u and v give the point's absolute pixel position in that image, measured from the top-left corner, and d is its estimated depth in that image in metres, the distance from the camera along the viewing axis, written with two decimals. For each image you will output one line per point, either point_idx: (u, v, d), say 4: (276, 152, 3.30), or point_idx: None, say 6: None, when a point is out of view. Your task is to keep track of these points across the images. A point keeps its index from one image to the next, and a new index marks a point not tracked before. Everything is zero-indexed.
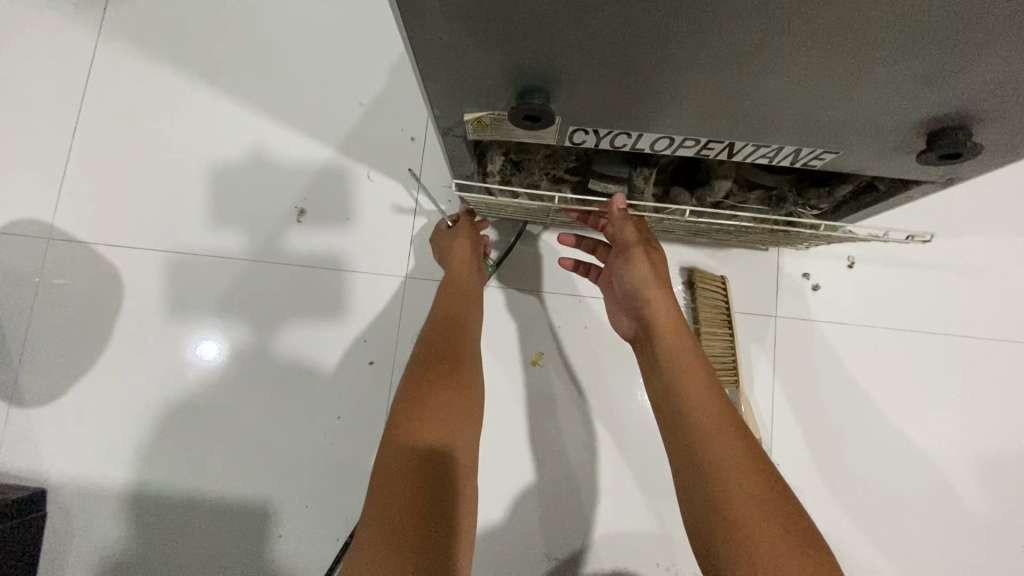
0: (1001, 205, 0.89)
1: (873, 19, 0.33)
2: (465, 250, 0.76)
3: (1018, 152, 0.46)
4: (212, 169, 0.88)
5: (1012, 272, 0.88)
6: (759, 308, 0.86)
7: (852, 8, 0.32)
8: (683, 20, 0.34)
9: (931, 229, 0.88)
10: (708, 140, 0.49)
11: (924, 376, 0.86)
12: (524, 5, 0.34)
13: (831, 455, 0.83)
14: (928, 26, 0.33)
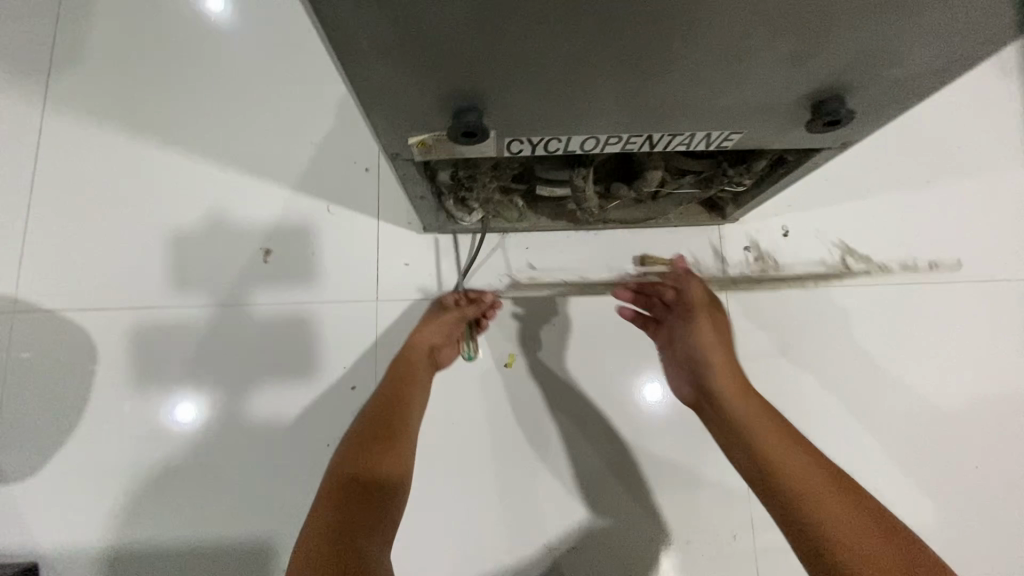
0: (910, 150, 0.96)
1: (734, 20, 0.38)
2: (419, 335, 0.79)
3: (894, 112, 0.52)
4: (177, 224, 0.92)
5: (938, 214, 0.94)
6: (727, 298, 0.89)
7: (715, 15, 0.37)
8: (578, 36, 0.39)
9: (855, 187, 0.94)
10: (629, 135, 0.55)
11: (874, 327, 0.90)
12: (441, 39, 0.39)
13: (800, 412, 0.87)
14: (783, 18, 0.38)
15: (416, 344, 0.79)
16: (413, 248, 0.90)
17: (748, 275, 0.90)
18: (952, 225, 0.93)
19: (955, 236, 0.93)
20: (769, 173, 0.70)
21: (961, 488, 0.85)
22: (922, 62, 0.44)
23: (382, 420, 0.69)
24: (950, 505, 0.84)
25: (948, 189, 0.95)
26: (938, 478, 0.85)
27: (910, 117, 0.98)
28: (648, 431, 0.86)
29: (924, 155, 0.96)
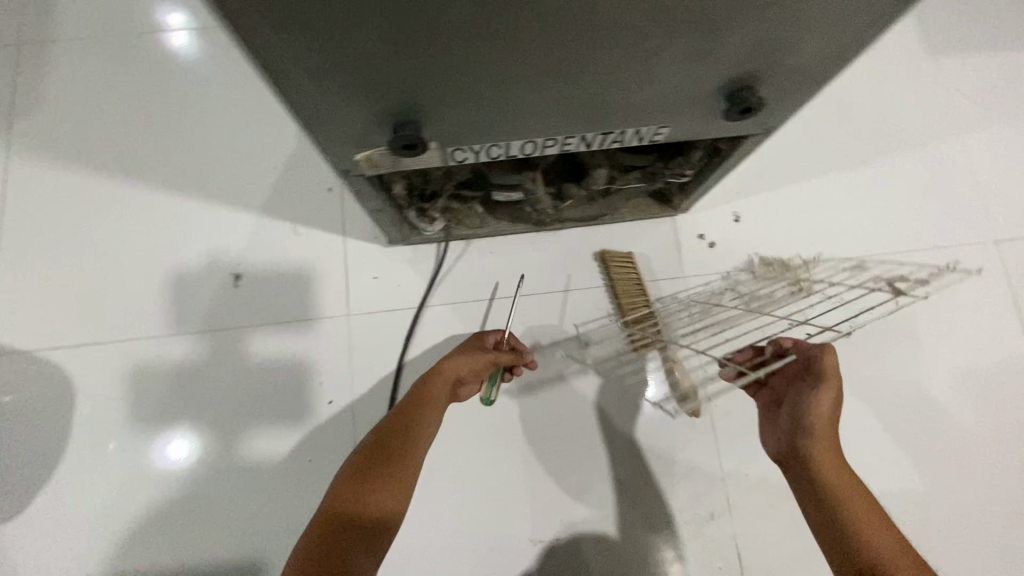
0: (849, 132, 1.00)
1: (629, 24, 0.42)
2: (456, 360, 0.74)
3: (804, 97, 0.56)
4: (148, 256, 0.94)
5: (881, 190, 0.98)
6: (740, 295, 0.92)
7: (610, 20, 0.41)
8: (490, 48, 0.43)
9: (802, 170, 0.98)
10: (563, 137, 0.58)
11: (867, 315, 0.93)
12: (364, 59, 0.42)
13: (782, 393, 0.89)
14: (674, 20, 0.42)
15: (450, 368, 0.73)
16: (381, 260, 0.92)
17: (704, 264, 0.93)
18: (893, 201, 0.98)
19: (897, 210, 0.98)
20: (706, 164, 0.74)
21: (922, 449, 0.89)
22: (815, 54, 0.48)
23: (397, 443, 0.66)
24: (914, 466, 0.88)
25: (886, 166, 0.99)
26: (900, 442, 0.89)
27: (850, 99, 1.02)
28: (622, 420, 0.88)
29: (862, 135, 1.00)
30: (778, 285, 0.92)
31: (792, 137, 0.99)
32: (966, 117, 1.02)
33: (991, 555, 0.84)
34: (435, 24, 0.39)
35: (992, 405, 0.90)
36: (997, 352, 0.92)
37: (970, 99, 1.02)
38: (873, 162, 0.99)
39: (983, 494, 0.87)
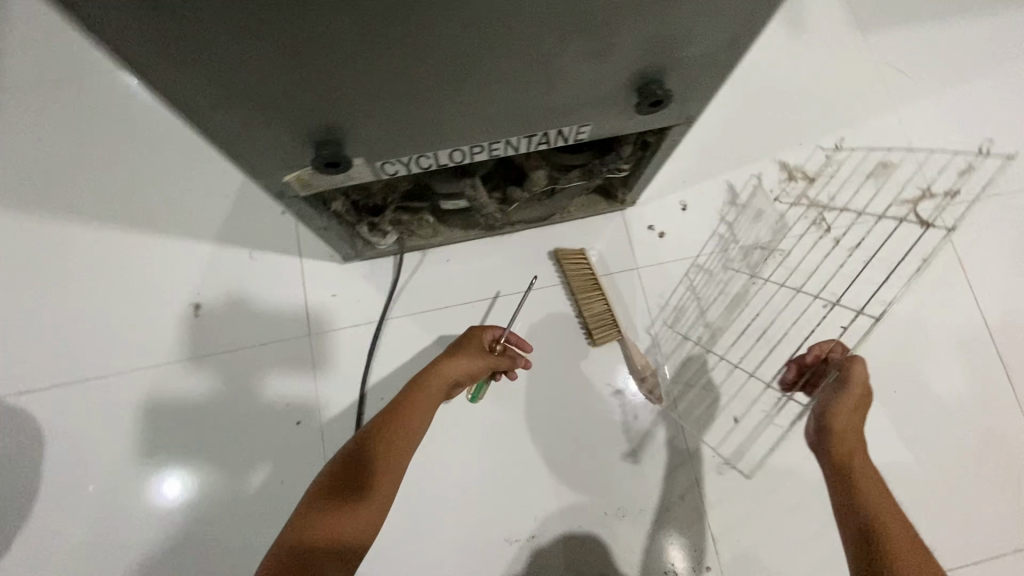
0: (787, 110, 1.03)
1: (515, 32, 0.43)
2: (462, 362, 0.77)
3: (713, 86, 0.58)
4: (111, 292, 0.94)
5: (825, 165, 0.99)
6: (755, 266, 0.94)
7: (496, 28, 0.43)
8: (387, 64, 0.44)
9: (746, 154, 1.00)
10: (487, 143, 0.60)
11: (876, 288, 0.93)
12: (266, 84, 0.44)
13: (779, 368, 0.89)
14: (559, 24, 0.44)
15: (455, 367, 0.77)
16: (338, 277, 0.93)
17: (655, 254, 0.96)
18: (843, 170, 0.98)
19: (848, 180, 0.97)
20: (641, 156, 0.77)
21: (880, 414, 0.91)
22: (709, 45, 0.50)
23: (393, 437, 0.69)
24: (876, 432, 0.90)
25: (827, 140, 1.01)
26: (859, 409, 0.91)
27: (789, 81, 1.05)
28: (587, 412, 0.90)
29: (802, 114, 1.02)
30: (798, 253, 0.94)
31: (731, 122, 1.02)
32: (897, 88, 1.04)
33: (952, 510, 0.87)
34: (324, 45, 0.41)
35: (942, 366, 0.93)
36: (944, 313, 0.95)
37: (899, 70, 1.05)
38: (816, 139, 1.01)
39: (939, 452, 0.90)
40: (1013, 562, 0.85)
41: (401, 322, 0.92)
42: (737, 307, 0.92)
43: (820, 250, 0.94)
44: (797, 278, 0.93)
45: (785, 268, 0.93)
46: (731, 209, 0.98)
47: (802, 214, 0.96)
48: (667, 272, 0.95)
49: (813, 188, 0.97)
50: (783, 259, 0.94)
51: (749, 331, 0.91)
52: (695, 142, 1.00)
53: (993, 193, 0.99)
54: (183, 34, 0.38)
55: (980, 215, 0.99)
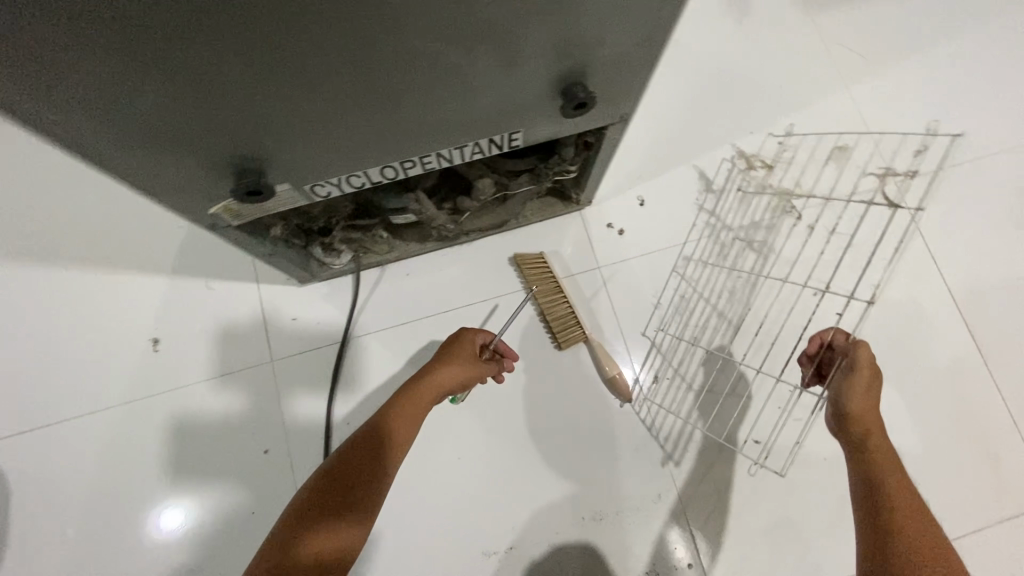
0: (740, 98, 1.02)
1: (414, 46, 0.43)
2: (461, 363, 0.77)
3: (640, 85, 0.57)
4: (57, 333, 0.90)
5: (780, 149, 0.99)
6: (738, 257, 0.93)
7: (392, 45, 0.42)
8: (288, 86, 0.44)
9: (700, 144, 0.99)
10: (418, 158, 0.59)
11: (869, 270, 0.93)
12: (166, 114, 0.44)
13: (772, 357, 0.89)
14: (460, 38, 0.43)
15: (456, 368, 0.76)
16: (297, 301, 0.92)
17: (615, 252, 0.95)
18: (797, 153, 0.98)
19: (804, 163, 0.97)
20: (587, 157, 0.76)
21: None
22: (622, 43, 0.49)
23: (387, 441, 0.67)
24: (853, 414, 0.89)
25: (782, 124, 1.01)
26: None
27: (738, 68, 1.04)
28: (558, 417, 0.89)
29: (754, 99, 1.02)
30: (777, 242, 0.93)
31: (684, 113, 1.01)
32: (847, 67, 1.04)
33: (935, 488, 0.85)
34: (212, 66, 0.40)
35: (914, 342, 0.92)
36: (910, 289, 0.94)
37: (847, 49, 1.05)
38: (769, 124, 1.00)
39: (916, 429, 0.89)
40: (998, 534, 0.84)
41: (363, 342, 0.90)
42: (729, 299, 0.92)
43: (803, 236, 0.93)
44: (780, 267, 0.92)
45: (787, 262, 0.93)
46: (712, 197, 0.97)
47: (773, 203, 0.95)
48: (629, 270, 0.94)
49: (781, 176, 0.96)
50: (770, 248, 0.93)
51: (744, 323, 0.91)
52: (649, 137, 1.00)
53: (951, 164, 0.98)
54: (62, 66, 0.37)
55: (940, 187, 0.98)
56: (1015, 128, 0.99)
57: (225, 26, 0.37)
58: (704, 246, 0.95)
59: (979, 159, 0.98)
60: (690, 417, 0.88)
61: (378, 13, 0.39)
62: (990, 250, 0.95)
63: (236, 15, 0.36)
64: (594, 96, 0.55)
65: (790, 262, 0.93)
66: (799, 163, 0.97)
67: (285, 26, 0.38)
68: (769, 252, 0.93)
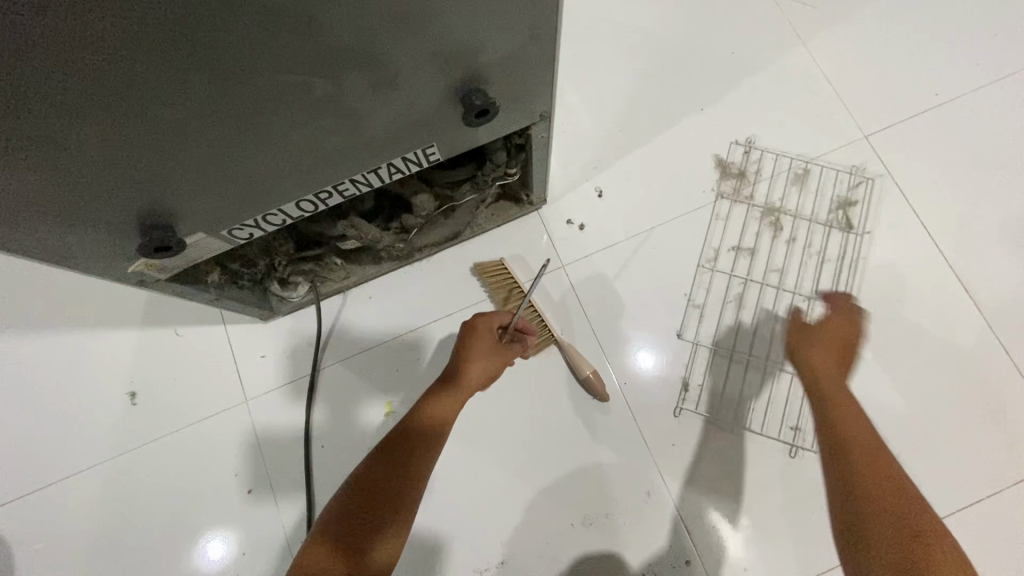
0: (692, 71, 0.97)
1: (275, 85, 0.41)
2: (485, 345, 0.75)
3: (546, 79, 0.54)
4: (31, 398, 0.90)
5: (739, 119, 0.95)
6: (731, 274, 0.89)
7: (253, 88, 0.41)
8: (162, 144, 0.43)
9: (657, 124, 0.96)
10: (332, 186, 0.58)
11: (869, 237, 0.89)
12: (45, 194, 0.43)
13: (777, 369, 0.86)
14: (320, 69, 0.41)
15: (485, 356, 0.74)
16: (266, 339, 0.92)
17: (578, 249, 0.92)
18: (772, 151, 0.93)
19: (763, 132, 0.94)
20: (524, 158, 0.73)
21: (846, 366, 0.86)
22: (508, 43, 0.47)
23: (421, 439, 0.66)
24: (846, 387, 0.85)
25: (739, 92, 0.96)
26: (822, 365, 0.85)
27: (691, 37, 0.99)
28: (536, 424, 0.86)
29: (709, 70, 0.97)
30: (769, 251, 0.89)
31: (638, 94, 0.97)
32: (802, 21, 0.99)
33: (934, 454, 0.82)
34: (66, 139, 0.39)
35: (907, 302, 0.87)
36: (896, 248, 0.89)
37: (799, 4, 1.00)
38: (726, 94, 0.96)
39: (914, 394, 0.84)
40: (1014, 496, 0.79)
41: (361, 356, 0.90)
42: (730, 287, 0.89)
43: (799, 231, 0.89)
44: (774, 275, 0.88)
45: (808, 243, 0.89)
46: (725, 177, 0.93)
47: (756, 214, 0.91)
48: (592, 264, 0.91)
49: (757, 191, 0.92)
50: (764, 243, 0.90)
51: (751, 334, 0.87)
52: (601, 125, 0.96)
53: (925, 108, 0.93)
54: None
55: (916, 135, 0.92)
56: (988, 62, 0.93)
57: (62, 101, 0.36)
58: (683, 232, 0.92)
59: (955, 101, 0.93)
60: (706, 412, 0.85)
61: (219, 62, 0.37)
62: (976, 195, 0.89)
63: (67, 87, 0.35)
64: (497, 103, 0.53)
65: (810, 243, 0.89)
66: (777, 171, 0.92)
67: (124, 89, 0.37)
68: (791, 233, 0.89)
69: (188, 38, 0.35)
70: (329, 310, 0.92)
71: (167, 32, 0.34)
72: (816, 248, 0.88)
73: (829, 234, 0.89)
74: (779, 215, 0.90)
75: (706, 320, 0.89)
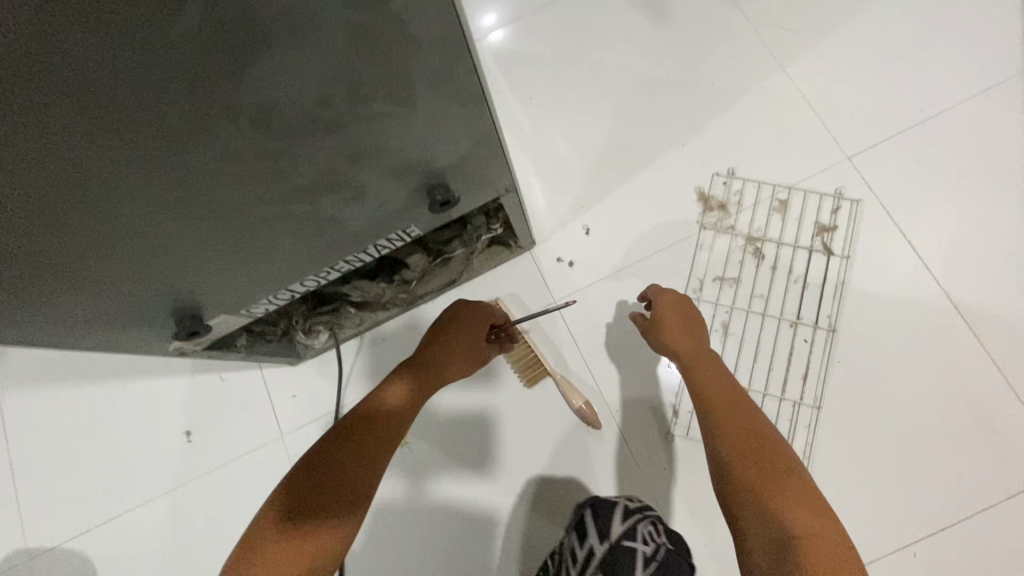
0: (671, 103, 1.01)
1: (266, 214, 0.50)
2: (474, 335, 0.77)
3: (502, 166, 0.62)
4: (106, 439, 1.05)
5: (722, 149, 0.98)
6: (716, 303, 0.93)
7: (248, 219, 0.50)
8: (184, 264, 0.53)
9: (640, 158, 1.00)
10: (328, 267, 0.67)
11: (852, 259, 0.91)
12: (100, 309, 0.54)
13: (762, 393, 0.89)
14: (300, 199, 0.50)
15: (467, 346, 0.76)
16: (294, 380, 1.03)
17: (568, 284, 0.98)
18: (751, 180, 0.96)
19: (745, 160, 0.97)
20: (504, 216, 0.82)
21: (832, 387, 0.88)
22: (457, 151, 0.54)
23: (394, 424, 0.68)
24: (836, 407, 0.87)
25: (720, 121, 0.99)
26: (808, 387, 0.88)
27: (672, 69, 1.02)
28: (536, 450, 0.94)
29: (690, 101, 1.01)
30: (752, 279, 0.93)
31: (621, 130, 1.01)
32: (782, 45, 1.00)
33: (925, 472, 0.84)
34: (103, 274, 0.49)
35: (895, 321, 0.89)
36: (881, 267, 0.91)
37: (778, 28, 1.01)
38: (708, 124, 1.00)
39: (903, 413, 0.86)
40: (1002, 511, 0.81)
41: None
42: (715, 316, 0.93)
43: (780, 258, 0.93)
44: (757, 302, 0.92)
45: (789, 268, 0.92)
46: (708, 206, 0.97)
47: (738, 244, 0.95)
48: (580, 298, 0.98)
49: (739, 220, 0.95)
50: (747, 271, 0.93)
51: (737, 359, 0.91)
52: (585, 163, 1.01)
53: (910, 124, 0.94)
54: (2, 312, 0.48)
55: (902, 151, 0.94)
56: (969, 76, 0.94)
57: (97, 253, 0.46)
58: (669, 263, 0.96)
59: (939, 116, 0.94)
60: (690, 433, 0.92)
61: (211, 208, 0.46)
62: (962, 210, 0.91)
63: (107, 244, 0.45)
64: (457, 193, 0.62)
65: (791, 268, 0.92)
66: (758, 200, 0.95)
67: (148, 236, 0.46)
68: (772, 260, 0.93)
69: (185, 199, 0.44)
70: (345, 353, 1.02)
71: (169, 200, 0.43)
72: (795, 274, 0.92)
73: (808, 260, 0.92)
74: (761, 243, 0.94)
75: None
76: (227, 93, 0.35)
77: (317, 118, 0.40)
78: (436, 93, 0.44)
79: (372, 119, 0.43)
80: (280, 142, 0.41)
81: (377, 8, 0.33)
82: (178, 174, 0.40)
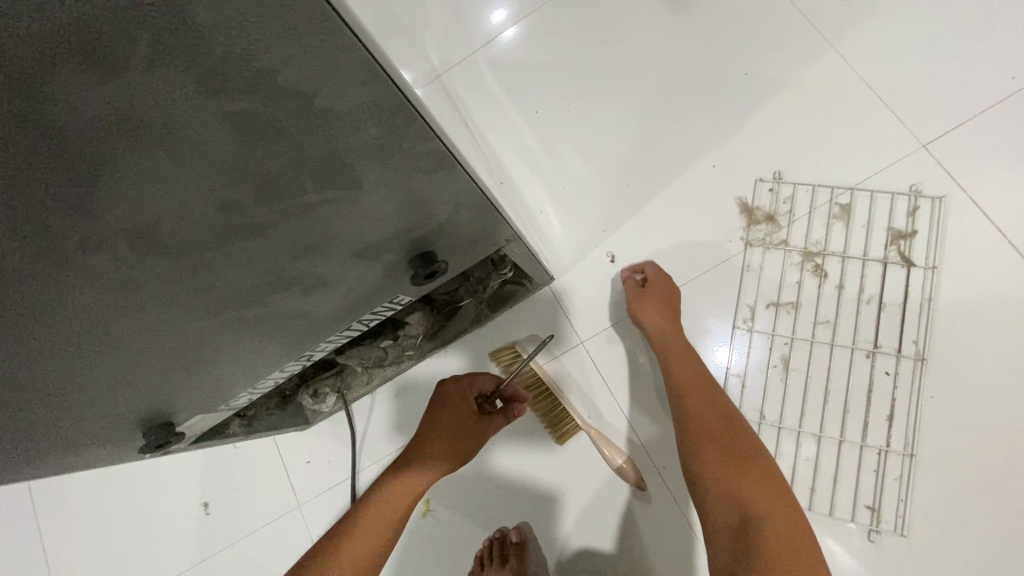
0: (701, 101, 0.87)
1: (208, 326, 0.41)
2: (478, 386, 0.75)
3: (495, 218, 0.51)
4: (126, 516, 1.00)
5: (767, 150, 0.83)
6: (774, 333, 0.79)
7: (188, 336, 0.41)
8: (127, 391, 0.44)
9: (670, 168, 0.86)
10: (310, 350, 0.58)
11: (938, 269, 0.76)
12: (44, 450, 0.46)
13: (838, 440, 0.75)
14: (243, 303, 0.40)
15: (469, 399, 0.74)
16: (307, 446, 0.96)
17: (595, 321, 0.86)
18: (805, 183, 0.81)
19: (796, 161, 0.82)
20: (508, 258, 0.71)
21: (926, 428, 0.73)
22: (436, 220, 0.44)
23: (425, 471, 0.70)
24: (932, 450, 0.72)
25: (762, 117, 0.84)
26: (895, 430, 0.74)
27: (701, 61, 0.88)
28: (574, 515, 0.82)
29: (724, 97, 0.86)
30: (814, 302, 0.79)
31: (645, 139, 0.88)
32: (830, 19, 0.84)
33: None
34: (27, 426, 0.40)
35: (999, 341, 0.73)
36: (976, 276, 0.75)
37: None
38: (748, 122, 0.85)
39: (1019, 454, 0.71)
40: None
41: None
42: (771, 349, 0.79)
43: (846, 274, 0.78)
44: (822, 329, 0.78)
45: (858, 286, 0.78)
46: (755, 219, 0.82)
47: (794, 261, 0.80)
48: (612, 339, 0.85)
49: (793, 232, 0.81)
50: (807, 292, 0.79)
51: (803, 399, 0.77)
52: (604, 181, 0.88)
53: (1000, 97, 0.78)
54: None
55: (991, 132, 0.77)
56: None
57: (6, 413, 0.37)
58: (713, 288, 0.82)
59: None
60: None
61: (133, 337, 0.37)
62: None
63: (16, 401, 0.36)
64: (445, 260, 0.51)
65: (860, 286, 0.78)
66: (814, 207, 0.81)
67: (64, 381, 0.37)
68: (836, 278, 0.79)
69: (90, 338, 0.34)
70: (357, 413, 0.93)
71: (74, 344, 0.34)
72: (866, 293, 0.77)
73: (882, 275, 0.77)
74: (821, 258, 0.79)
75: (753, 388, 0.79)
76: (76, 224, 0.25)
77: (223, 224, 0.30)
78: (390, 169, 0.34)
79: (305, 212, 0.33)
80: (183, 259, 0.31)
81: (259, 85, 0.23)
82: (67, 317, 0.31)
